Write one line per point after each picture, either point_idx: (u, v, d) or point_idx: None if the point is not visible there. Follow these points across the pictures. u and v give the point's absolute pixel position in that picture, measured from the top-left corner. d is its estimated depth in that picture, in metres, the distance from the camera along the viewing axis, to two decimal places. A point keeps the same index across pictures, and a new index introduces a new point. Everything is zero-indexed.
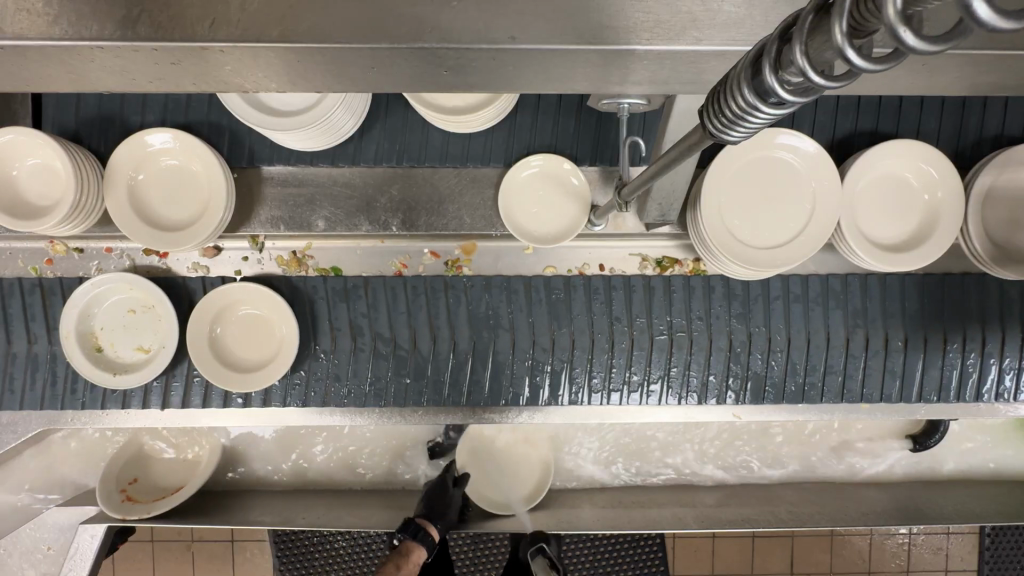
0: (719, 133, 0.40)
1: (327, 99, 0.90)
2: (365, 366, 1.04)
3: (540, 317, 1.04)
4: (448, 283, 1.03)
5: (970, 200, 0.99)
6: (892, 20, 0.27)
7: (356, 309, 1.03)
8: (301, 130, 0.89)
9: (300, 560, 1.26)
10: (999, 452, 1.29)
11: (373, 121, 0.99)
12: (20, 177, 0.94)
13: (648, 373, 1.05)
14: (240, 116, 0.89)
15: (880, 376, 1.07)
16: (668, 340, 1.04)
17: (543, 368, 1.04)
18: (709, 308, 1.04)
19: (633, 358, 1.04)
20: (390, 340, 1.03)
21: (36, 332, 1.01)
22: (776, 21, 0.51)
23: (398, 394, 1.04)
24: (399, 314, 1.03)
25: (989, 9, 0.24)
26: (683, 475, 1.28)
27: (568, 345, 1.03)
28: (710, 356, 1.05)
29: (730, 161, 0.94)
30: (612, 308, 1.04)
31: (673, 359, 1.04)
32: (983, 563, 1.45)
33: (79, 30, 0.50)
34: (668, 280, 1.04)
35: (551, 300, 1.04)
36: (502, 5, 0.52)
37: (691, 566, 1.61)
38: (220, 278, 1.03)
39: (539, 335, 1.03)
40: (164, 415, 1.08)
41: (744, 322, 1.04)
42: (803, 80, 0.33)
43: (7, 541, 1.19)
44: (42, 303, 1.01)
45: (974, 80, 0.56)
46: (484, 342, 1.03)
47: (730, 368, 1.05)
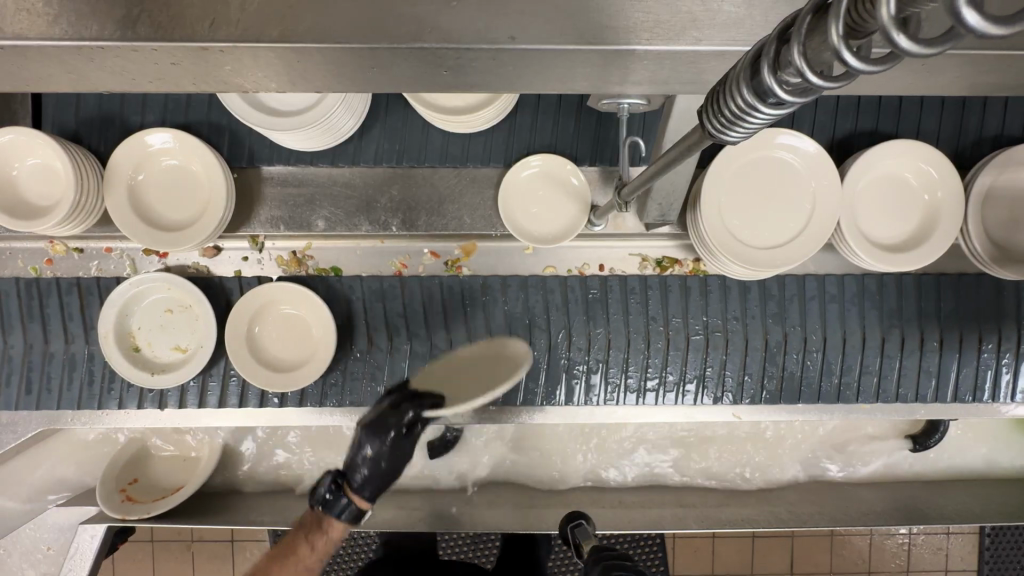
0: (719, 133, 0.40)
1: (327, 99, 0.90)
2: (401, 366, 1.04)
3: (577, 318, 1.04)
4: (485, 284, 1.04)
5: (970, 200, 0.98)
6: (886, 24, 0.27)
7: (392, 309, 1.03)
8: (302, 130, 0.89)
9: None
10: (999, 452, 1.29)
11: (372, 121, 0.99)
12: (20, 177, 0.94)
13: (685, 372, 1.05)
14: (239, 116, 0.89)
15: (916, 376, 1.07)
16: (704, 340, 1.04)
17: (578, 368, 1.05)
18: (745, 306, 1.04)
19: (669, 358, 1.04)
20: (426, 341, 1.04)
21: (74, 331, 1.01)
22: (776, 21, 0.51)
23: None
24: (435, 315, 1.03)
25: (980, 15, 0.24)
26: (685, 475, 1.28)
27: (604, 344, 1.04)
28: (747, 356, 1.05)
29: (729, 161, 0.94)
30: (648, 308, 1.04)
31: (709, 360, 1.05)
32: (983, 563, 1.45)
33: (80, 30, 0.50)
34: (704, 280, 1.04)
35: (587, 300, 1.04)
36: (502, 5, 0.52)
37: (691, 566, 1.60)
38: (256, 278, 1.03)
39: (575, 336, 1.04)
40: (164, 415, 1.08)
41: (780, 322, 1.05)
42: (802, 80, 0.33)
43: (7, 541, 1.19)
44: (80, 304, 1.01)
45: (974, 80, 0.56)
46: (521, 341, 1.04)
47: (766, 369, 1.06)
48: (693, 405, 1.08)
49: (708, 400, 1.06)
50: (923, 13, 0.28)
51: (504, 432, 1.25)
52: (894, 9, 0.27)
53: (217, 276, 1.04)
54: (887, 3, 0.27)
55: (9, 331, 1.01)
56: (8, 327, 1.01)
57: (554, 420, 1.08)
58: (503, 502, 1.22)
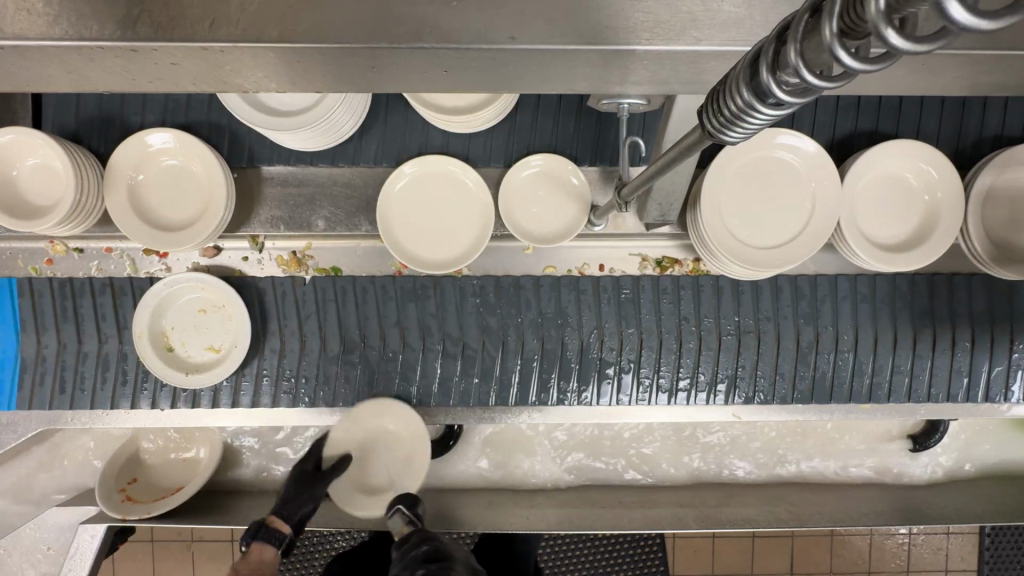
0: (719, 133, 0.40)
1: (327, 100, 0.90)
2: (433, 365, 1.05)
3: (609, 318, 1.05)
4: (518, 283, 1.05)
5: (970, 199, 0.98)
6: (875, 20, 0.27)
7: (425, 309, 1.04)
8: (299, 130, 0.89)
9: (300, 560, 1.26)
10: (998, 452, 1.29)
11: (372, 121, 1.00)
12: (20, 177, 0.94)
13: (717, 372, 1.06)
14: (240, 116, 0.89)
15: (947, 375, 1.08)
16: (736, 340, 1.05)
17: (609, 369, 1.06)
18: (777, 306, 1.05)
19: (701, 359, 1.06)
20: (458, 340, 1.05)
21: (107, 332, 1.03)
22: (776, 21, 0.51)
23: (466, 394, 1.06)
24: (468, 315, 1.04)
25: (965, 10, 0.25)
26: (686, 475, 1.28)
27: (636, 344, 1.05)
28: (779, 356, 1.06)
29: (728, 161, 0.94)
30: (681, 308, 1.05)
31: (741, 359, 1.06)
32: (983, 563, 1.45)
33: (80, 30, 0.50)
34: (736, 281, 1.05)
35: (619, 300, 1.05)
36: (502, 5, 0.52)
37: (691, 566, 1.60)
38: (289, 278, 1.04)
39: (607, 336, 1.05)
40: (165, 415, 1.08)
41: (812, 322, 1.06)
42: (800, 80, 0.33)
43: (8, 541, 1.19)
44: (113, 303, 1.02)
45: (975, 80, 0.56)
46: (553, 341, 1.05)
47: (798, 369, 1.07)
48: (693, 405, 1.09)
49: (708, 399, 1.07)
50: (915, 12, 0.28)
51: (505, 432, 1.25)
52: (882, 5, 0.27)
53: (251, 276, 1.05)
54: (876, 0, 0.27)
55: (44, 331, 1.02)
56: (43, 326, 1.02)
57: (558, 421, 1.10)
58: (504, 502, 1.22)
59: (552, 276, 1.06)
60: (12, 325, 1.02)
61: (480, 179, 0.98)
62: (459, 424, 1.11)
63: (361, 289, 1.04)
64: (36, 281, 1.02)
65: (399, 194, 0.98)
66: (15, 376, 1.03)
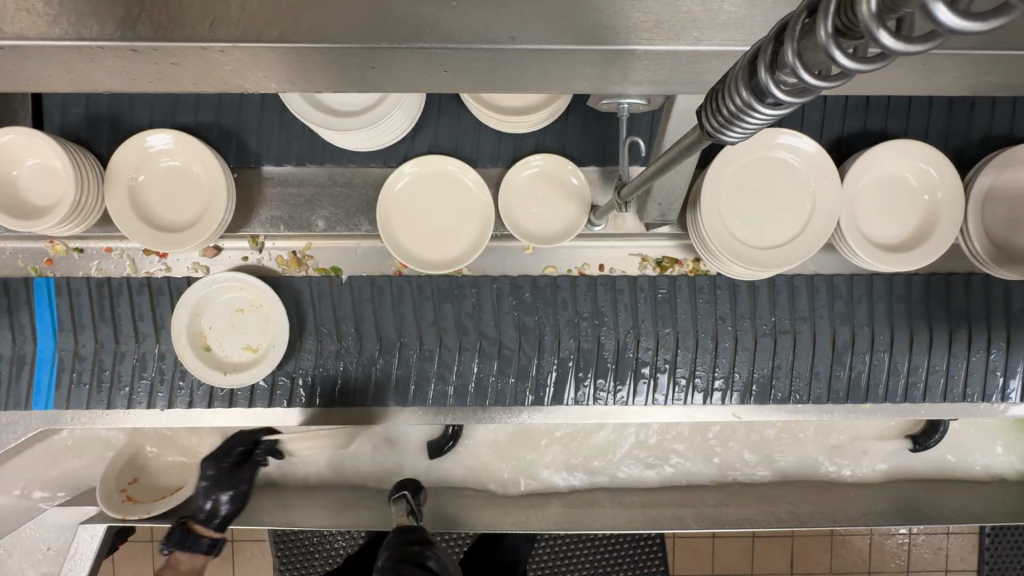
0: (717, 133, 0.40)
1: (389, 99, 0.91)
2: (470, 365, 1.05)
3: (645, 318, 1.05)
4: (555, 283, 1.05)
5: (970, 199, 0.98)
6: (867, 21, 0.27)
7: (462, 309, 1.05)
8: (369, 131, 0.91)
9: (300, 560, 1.26)
10: (998, 451, 1.29)
11: (426, 121, 1.00)
12: (20, 177, 0.94)
13: (753, 372, 1.07)
14: (299, 112, 0.90)
15: (982, 374, 1.08)
16: (772, 339, 1.06)
17: (645, 368, 1.06)
18: (813, 306, 1.06)
19: (736, 358, 1.06)
20: (495, 341, 1.05)
21: (144, 331, 1.04)
22: (777, 21, 0.51)
23: (503, 393, 1.07)
24: (505, 314, 1.05)
25: (953, 12, 0.24)
26: (687, 475, 1.28)
27: (673, 344, 1.05)
28: (815, 354, 1.06)
29: (729, 161, 0.94)
30: (717, 308, 1.05)
31: (778, 358, 1.06)
32: (983, 563, 1.45)
33: (80, 30, 0.50)
34: (772, 280, 1.06)
35: (655, 300, 1.06)
36: (502, 5, 0.52)
37: (691, 566, 1.60)
38: (324, 278, 1.05)
39: (643, 336, 1.05)
40: (165, 415, 1.07)
41: (847, 322, 1.06)
42: (799, 80, 0.33)
43: (7, 541, 1.19)
44: (151, 303, 1.03)
45: (973, 80, 0.56)
46: (589, 341, 1.05)
47: (833, 369, 1.07)
48: (694, 404, 1.09)
49: (709, 399, 1.07)
50: (910, 12, 0.28)
51: (505, 432, 1.25)
52: (873, 6, 0.27)
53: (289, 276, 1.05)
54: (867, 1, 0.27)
55: (82, 331, 1.03)
56: (81, 326, 1.03)
57: (558, 421, 1.10)
58: (505, 502, 1.22)
59: (588, 276, 1.07)
60: (50, 326, 1.03)
61: (479, 180, 0.98)
62: (459, 424, 1.11)
63: (398, 288, 1.04)
64: (74, 281, 1.03)
65: (399, 194, 0.98)
66: (53, 376, 1.04)
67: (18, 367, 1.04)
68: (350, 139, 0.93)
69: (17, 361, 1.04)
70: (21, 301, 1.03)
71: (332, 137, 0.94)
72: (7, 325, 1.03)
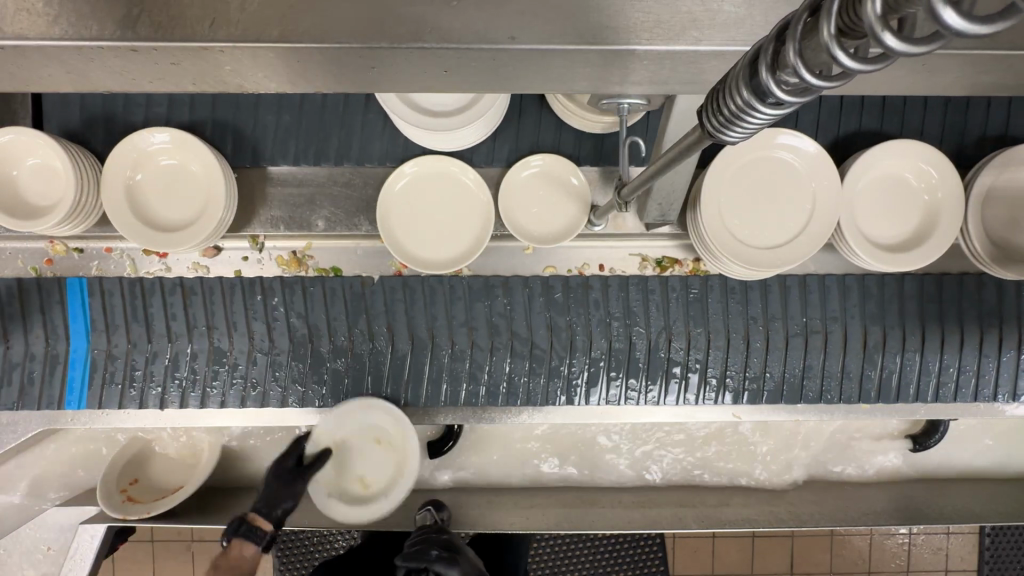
0: (718, 132, 0.40)
1: (482, 101, 0.92)
2: (502, 366, 1.04)
3: (677, 317, 1.05)
4: (587, 283, 1.04)
5: (970, 199, 0.98)
6: (871, 22, 0.27)
7: (493, 309, 1.04)
8: (465, 129, 0.91)
9: (300, 560, 1.27)
10: (998, 451, 1.29)
11: (507, 125, 1.01)
12: (20, 177, 0.93)
13: (785, 372, 1.06)
14: (394, 110, 0.91)
15: (1014, 372, 1.07)
16: (803, 339, 1.05)
17: (677, 368, 1.06)
18: (844, 306, 1.06)
19: (769, 358, 1.06)
20: (527, 340, 1.04)
21: (177, 331, 1.02)
22: (776, 20, 0.51)
23: (534, 393, 1.06)
24: (537, 314, 1.04)
25: (959, 13, 0.24)
26: (688, 476, 1.28)
27: (704, 344, 1.05)
28: (846, 355, 1.06)
29: (729, 162, 0.94)
30: (749, 308, 1.05)
31: (809, 358, 1.06)
32: (983, 563, 1.45)
33: (80, 30, 0.50)
34: (804, 280, 1.06)
35: (687, 300, 1.05)
36: (502, 5, 0.52)
37: (691, 565, 1.61)
38: (358, 279, 1.04)
39: (675, 336, 1.05)
40: (165, 415, 1.08)
41: (878, 322, 1.06)
42: (800, 80, 0.33)
43: (8, 540, 1.19)
44: (184, 303, 1.02)
45: (973, 80, 0.56)
46: (620, 340, 1.04)
47: (865, 369, 1.07)
48: (694, 404, 1.09)
49: (710, 399, 1.07)
50: (911, 13, 0.28)
51: (506, 432, 1.25)
52: (879, 8, 0.27)
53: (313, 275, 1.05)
54: (871, 2, 0.27)
55: (114, 330, 1.02)
56: (114, 326, 1.02)
57: (557, 421, 1.10)
58: (504, 501, 1.22)
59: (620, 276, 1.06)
60: (83, 325, 1.02)
61: (479, 179, 0.98)
62: (459, 425, 1.11)
63: (430, 289, 1.04)
64: (107, 279, 1.02)
65: (399, 194, 0.98)
66: (86, 377, 1.03)
67: (51, 367, 1.02)
68: (441, 139, 0.93)
69: (49, 361, 1.02)
70: (54, 300, 1.01)
71: (420, 137, 0.93)
72: (40, 325, 1.01)
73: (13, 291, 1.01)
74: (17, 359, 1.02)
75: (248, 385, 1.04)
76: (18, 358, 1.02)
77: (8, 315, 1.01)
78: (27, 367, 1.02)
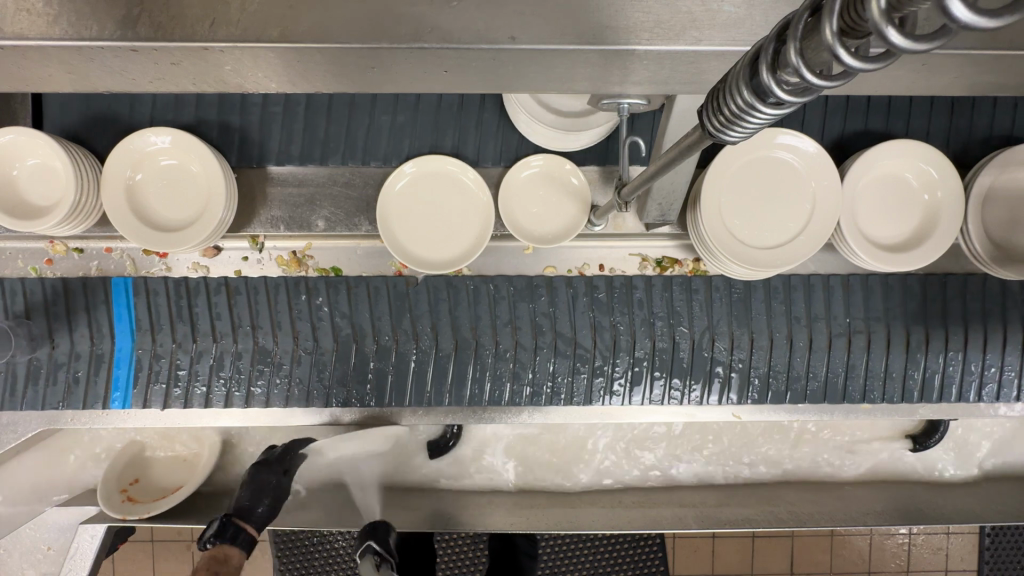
0: (718, 132, 0.40)
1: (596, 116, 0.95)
2: (547, 365, 1.05)
3: (721, 317, 1.05)
4: (630, 282, 1.05)
5: (970, 199, 0.98)
6: (875, 16, 0.27)
7: (537, 309, 1.04)
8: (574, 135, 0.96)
9: (299, 560, 1.26)
10: (998, 451, 1.29)
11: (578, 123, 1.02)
12: (20, 177, 0.93)
13: (828, 373, 1.07)
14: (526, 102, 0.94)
15: None
16: (846, 339, 1.06)
17: (720, 367, 1.06)
18: (886, 306, 1.06)
19: (812, 358, 1.06)
20: (571, 340, 1.04)
21: (222, 330, 1.03)
22: (777, 20, 0.51)
23: (576, 391, 1.06)
24: (581, 314, 1.04)
25: (967, 7, 0.24)
26: (689, 476, 1.28)
27: (748, 344, 1.05)
28: (889, 354, 1.06)
29: (729, 162, 0.94)
30: (791, 308, 1.05)
31: (852, 358, 1.06)
32: (983, 563, 1.45)
33: (80, 30, 0.50)
34: (846, 280, 1.06)
35: (730, 299, 1.05)
36: (502, 4, 0.52)
37: (691, 565, 1.61)
38: (402, 278, 1.04)
39: (719, 336, 1.05)
40: (165, 414, 1.07)
41: (920, 321, 1.06)
42: (801, 80, 0.33)
43: (7, 541, 1.18)
44: (228, 302, 1.02)
45: (973, 79, 0.56)
46: (664, 340, 1.05)
47: (908, 370, 1.07)
48: (696, 404, 1.09)
49: (714, 398, 1.07)
50: (914, 10, 0.28)
51: (506, 433, 1.25)
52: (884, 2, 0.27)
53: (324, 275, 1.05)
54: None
55: (159, 331, 1.02)
56: (158, 326, 1.03)
57: (556, 421, 1.10)
58: (506, 502, 1.22)
59: (663, 275, 1.07)
60: (128, 325, 1.02)
61: (478, 180, 0.98)
62: (459, 424, 1.11)
63: (474, 286, 1.04)
64: (151, 280, 1.02)
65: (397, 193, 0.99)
66: (130, 376, 1.03)
67: (96, 367, 1.03)
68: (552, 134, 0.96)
69: (94, 360, 1.03)
70: (99, 300, 1.02)
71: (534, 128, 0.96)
72: (85, 324, 1.02)
73: (59, 291, 1.02)
74: (62, 359, 1.03)
75: (293, 384, 1.04)
76: (64, 358, 1.03)
77: (55, 314, 1.02)
78: (71, 366, 1.03)
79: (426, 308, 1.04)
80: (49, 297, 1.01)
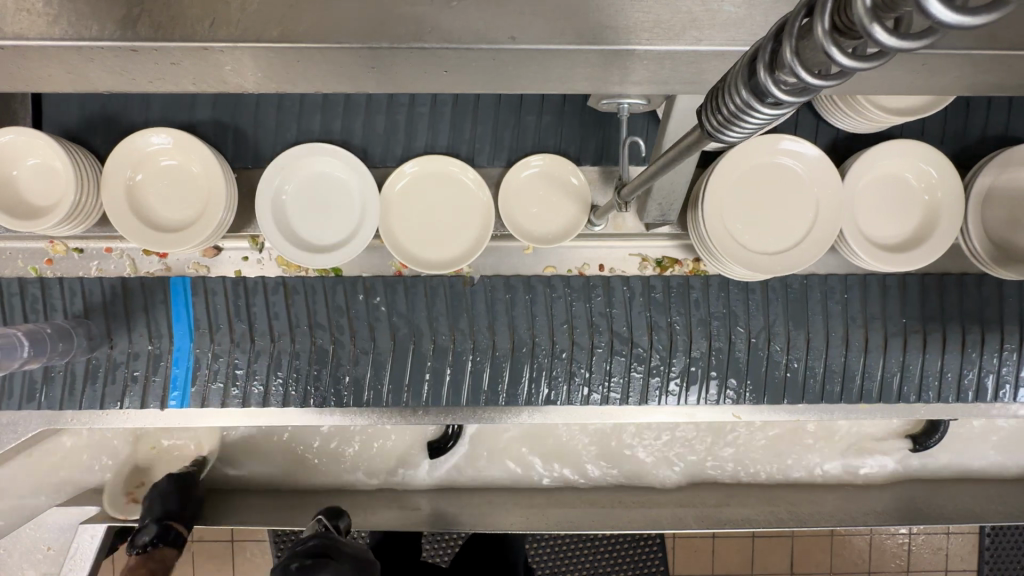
0: (717, 132, 0.40)
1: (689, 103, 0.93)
2: (604, 365, 1.05)
3: (778, 317, 1.05)
4: (688, 283, 1.05)
5: (971, 199, 0.98)
6: (862, 18, 0.27)
7: (594, 307, 1.04)
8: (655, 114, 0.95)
9: None
10: (999, 450, 1.29)
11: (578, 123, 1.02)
12: (20, 177, 0.93)
13: (884, 373, 1.07)
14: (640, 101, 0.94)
15: None
16: (902, 339, 1.06)
17: (775, 368, 1.06)
18: (943, 306, 1.06)
19: (868, 358, 1.06)
20: (628, 340, 1.05)
21: (279, 330, 1.03)
22: (776, 19, 0.51)
23: (631, 388, 1.06)
24: (638, 313, 1.05)
25: (946, 7, 0.24)
26: (689, 475, 1.28)
27: (804, 343, 1.05)
28: (945, 354, 1.06)
29: (728, 163, 0.94)
30: (848, 308, 1.05)
31: (907, 358, 1.06)
32: (983, 563, 1.45)
33: (80, 30, 0.50)
34: (853, 280, 1.06)
35: (789, 300, 1.05)
36: (502, 4, 0.52)
37: (691, 565, 1.61)
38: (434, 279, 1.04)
39: (775, 337, 1.05)
40: (162, 415, 1.07)
41: (976, 320, 1.06)
42: (798, 80, 0.33)
43: (7, 541, 1.19)
44: (286, 302, 1.03)
45: (974, 79, 0.56)
46: (721, 339, 1.05)
47: (964, 370, 1.07)
48: (696, 404, 1.09)
49: (718, 398, 1.07)
50: (907, 10, 0.28)
51: (507, 433, 1.25)
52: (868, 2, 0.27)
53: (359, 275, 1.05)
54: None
55: (217, 331, 1.03)
56: (216, 325, 1.03)
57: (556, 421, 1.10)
58: (506, 500, 1.21)
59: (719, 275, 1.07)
60: (186, 325, 1.03)
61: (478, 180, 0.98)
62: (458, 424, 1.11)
63: (531, 287, 1.04)
64: (209, 280, 1.02)
65: (298, 185, 0.97)
66: (189, 374, 1.04)
67: (154, 366, 1.04)
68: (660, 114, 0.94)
69: (152, 360, 1.04)
70: (157, 300, 1.03)
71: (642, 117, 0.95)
72: (144, 324, 1.03)
73: (117, 291, 1.02)
74: (121, 358, 1.03)
75: (352, 383, 1.04)
76: (122, 357, 1.03)
77: (113, 314, 1.02)
78: (130, 366, 1.03)
79: (479, 308, 1.04)
80: (107, 297, 1.02)
